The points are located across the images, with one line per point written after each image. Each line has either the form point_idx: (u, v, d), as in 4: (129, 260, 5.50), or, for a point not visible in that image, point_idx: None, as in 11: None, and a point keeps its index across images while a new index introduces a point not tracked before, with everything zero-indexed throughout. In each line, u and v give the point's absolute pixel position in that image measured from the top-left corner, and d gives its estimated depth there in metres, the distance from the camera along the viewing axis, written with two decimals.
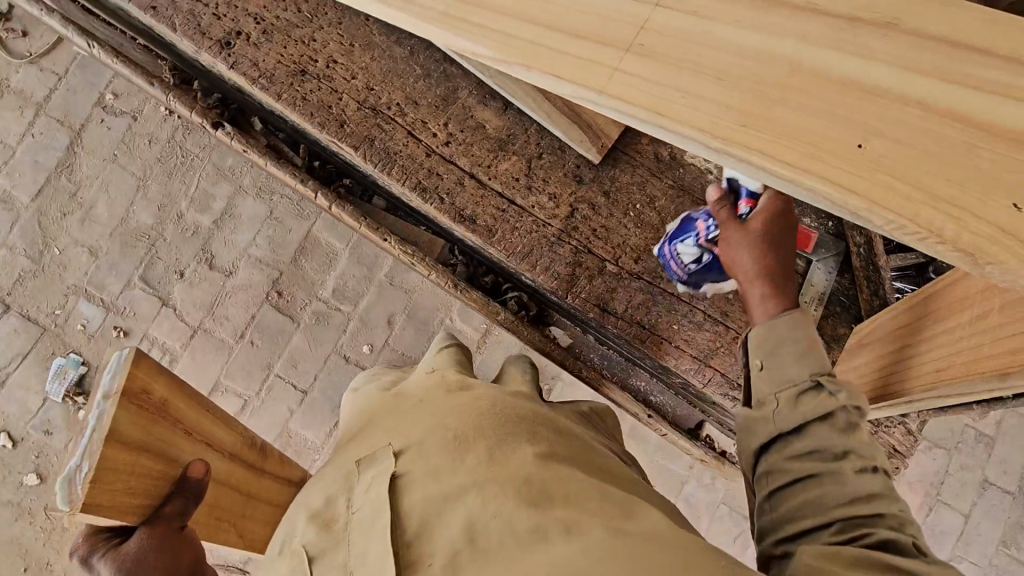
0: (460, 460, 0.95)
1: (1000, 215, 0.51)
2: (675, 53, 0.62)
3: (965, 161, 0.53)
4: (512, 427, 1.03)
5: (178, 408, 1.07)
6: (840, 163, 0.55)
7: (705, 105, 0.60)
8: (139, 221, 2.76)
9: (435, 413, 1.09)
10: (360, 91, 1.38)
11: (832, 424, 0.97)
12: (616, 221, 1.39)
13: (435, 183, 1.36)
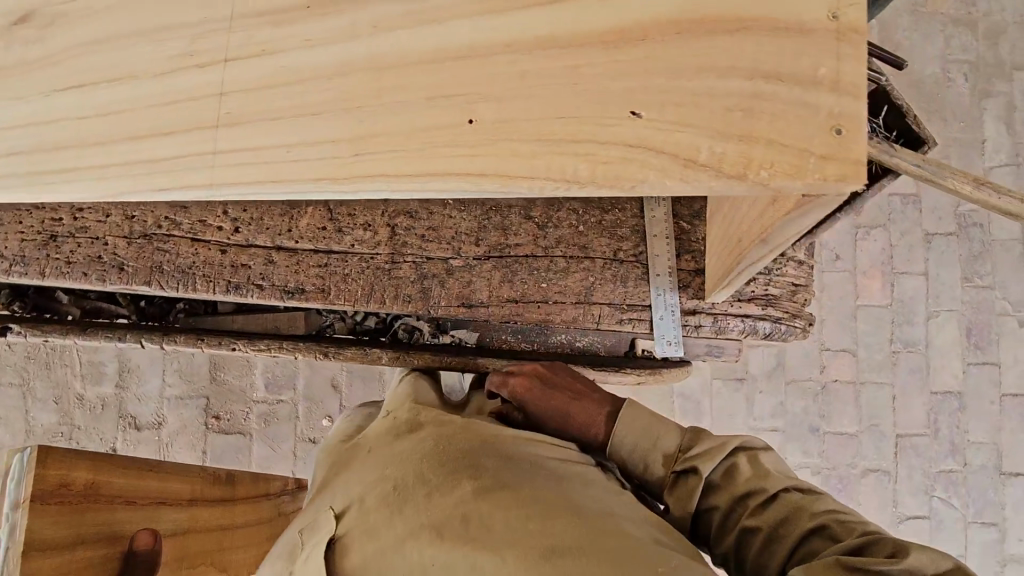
0: (400, 509, 0.89)
1: (629, 133, 0.69)
2: (379, 118, 0.77)
3: (592, 109, 0.69)
4: (455, 461, 0.94)
5: (110, 483, 1.08)
6: (517, 147, 0.72)
7: (412, 151, 0.76)
8: (44, 423, 2.60)
9: (374, 461, 0.98)
10: (120, 225, 1.25)
11: (722, 485, 1.04)
12: (439, 216, 1.31)
13: (245, 275, 1.26)
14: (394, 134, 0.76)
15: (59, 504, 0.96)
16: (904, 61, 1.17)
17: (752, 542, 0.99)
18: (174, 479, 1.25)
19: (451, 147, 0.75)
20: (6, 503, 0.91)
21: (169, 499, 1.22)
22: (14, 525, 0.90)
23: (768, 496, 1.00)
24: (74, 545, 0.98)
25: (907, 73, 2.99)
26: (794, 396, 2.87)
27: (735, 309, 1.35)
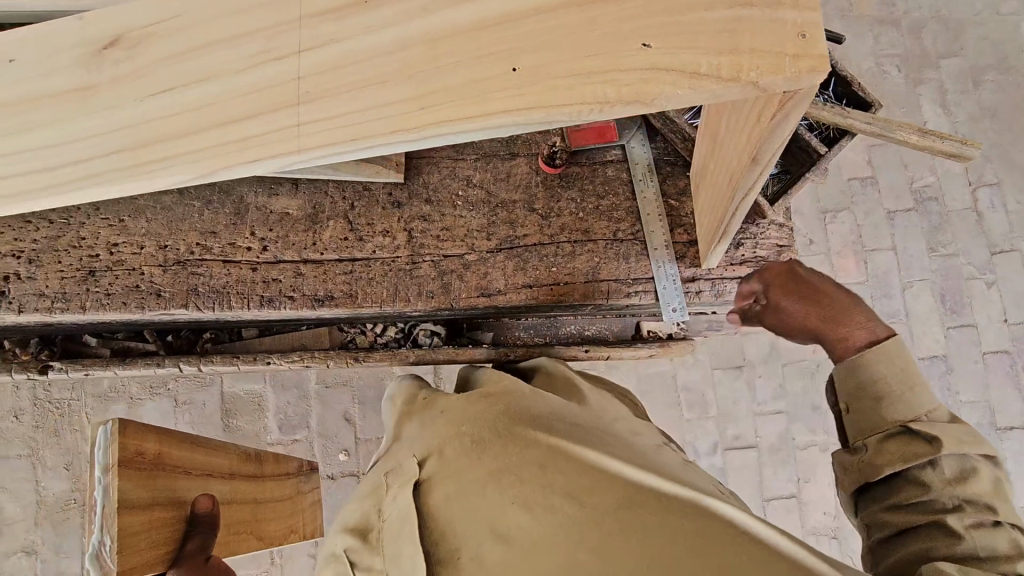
0: (481, 456, 0.95)
1: (642, 57, 0.77)
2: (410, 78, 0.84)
3: (611, 46, 0.78)
4: (528, 418, 1.01)
5: (171, 455, 1.05)
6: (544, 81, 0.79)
7: (447, 99, 0.82)
8: (56, 491, 2.55)
9: (451, 414, 1.06)
10: (156, 255, 1.34)
11: (955, 480, 0.99)
12: (451, 216, 1.43)
13: (276, 288, 1.35)
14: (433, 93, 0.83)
15: (138, 470, 0.94)
16: (841, 35, 1.34)
17: (935, 535, 0.96)
18: (215, 453, 1.24)
19: (499, 93, 0.81)
20: (99, 467, 0.89)
21: (218, 474, 1.22)
22: (107, 486, 0.90)
23: (986, 521, 0.96)
24: (149, 508, 0.97)
25: (846, 68, 3.27)
26: (793, 378, 2.96)
27: (729, 273, 1.47)
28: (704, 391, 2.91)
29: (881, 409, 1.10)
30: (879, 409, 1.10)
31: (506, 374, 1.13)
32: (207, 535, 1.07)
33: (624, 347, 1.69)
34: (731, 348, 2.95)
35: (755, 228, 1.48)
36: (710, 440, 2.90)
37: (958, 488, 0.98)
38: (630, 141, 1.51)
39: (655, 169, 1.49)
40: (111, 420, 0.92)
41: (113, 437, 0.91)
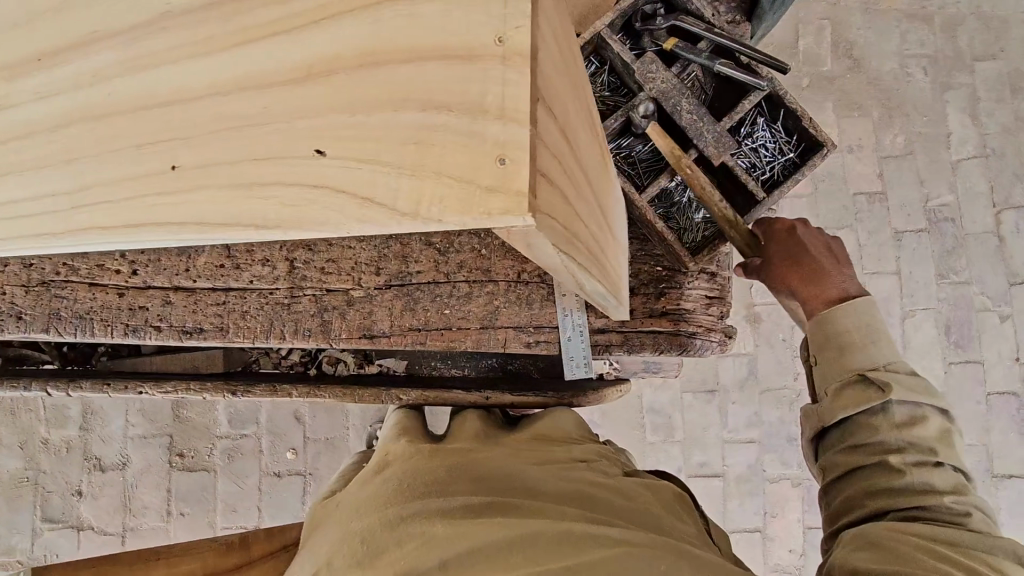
0: (368, 567, 0.82)
1: (228, 164, 0.48)
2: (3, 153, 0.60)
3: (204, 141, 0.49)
4: (426, 502, 0.87)
5: None
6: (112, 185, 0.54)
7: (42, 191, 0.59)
8: (11, 469, 2.60)
9: (346, 516, 0.92)
10: (17, 273, 1.25)
11: (888, 416, 1.03)
12: (339, 246, 1.28)
13: (142, 317, 1.26)
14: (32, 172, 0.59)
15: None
16: (786, 65, 1.21)
17: (873, 477, 1.02)
18: (185, 560, 1.25)
19: (70, 189, 0.57)
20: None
21: None
22: None
23: (927, 460, 1.00)
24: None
25: (866, 69, 2.93)
26: (770, 407, 2.76)
27: (645, 326, 1.31)
28: (670, 414, 2.77)
29: (841, 368, 1.09)
30: (840, 369, 1.08)
31: (397, 446, 1.03)
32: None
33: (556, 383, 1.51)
34: (704, 371, 2.78)
35: (681, 279, 1.32)
36: (673, 465, 2.77)
37: (905, 431, 1.01)
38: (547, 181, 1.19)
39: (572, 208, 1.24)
40: None
41: None
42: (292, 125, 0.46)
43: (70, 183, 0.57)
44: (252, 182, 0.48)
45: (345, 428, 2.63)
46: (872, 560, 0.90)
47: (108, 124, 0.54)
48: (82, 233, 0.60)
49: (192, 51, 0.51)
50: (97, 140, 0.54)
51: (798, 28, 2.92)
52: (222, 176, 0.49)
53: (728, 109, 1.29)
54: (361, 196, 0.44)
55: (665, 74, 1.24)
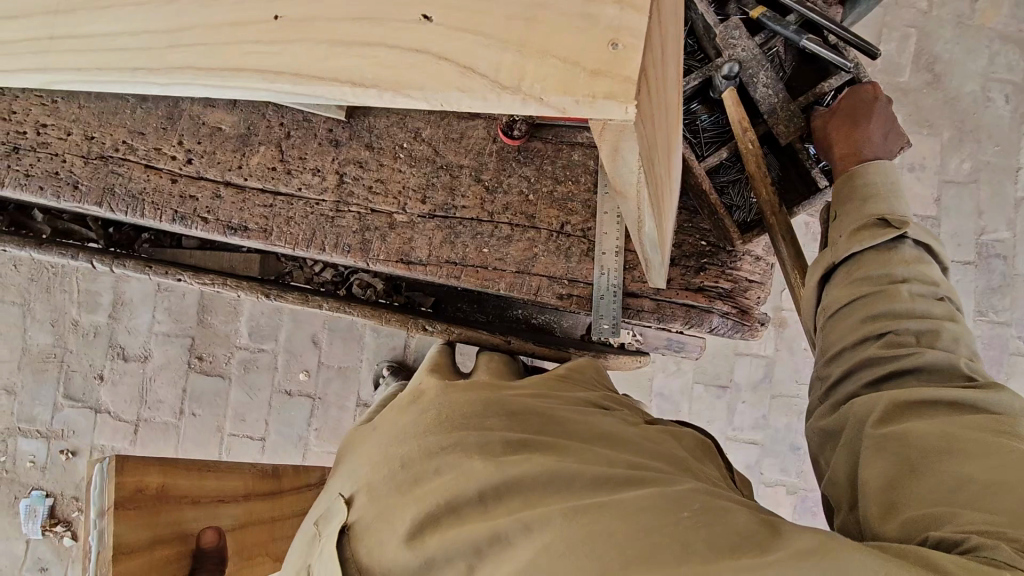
0: (409, 491, 0.87)
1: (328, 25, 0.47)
2: None
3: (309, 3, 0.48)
4: (458, 435, 0.90)
5: (176, 485, 1.21)
6: (204, 32, 0.55)
7: (138, 32, 0.60)
8: (40, 343, 2.73)
9: (384, 440, 0.97)
10: (81, 144, 1.30)
11: (900, 253, 1.01)
12: (389, 168, 1.31)
13: (191, 206, 1.29)
14: (132, 12, 0.60)
15: (136, 508, 1.12)
16: (876, 52, 1.19)
17: (874, 304, 0.98)
18: (233, 475, 1.32)
19: (162, 34, 0.58)
20: (94, 510, 1.09)
21: (231, 498, 1.30)
22: (101, 529, 1.08)
23: (930, 293, 0.97)
24: (152, 546, 1.13)
25: (945, 86, 2.80)
26: (777, 413, 2.74)
27: (680, 297, 1.29)
28: (676, 401, 2.77)
29: (861, 211, 1.06)
30: (860, 212, 1.06)
31: (435, 383, 1.06)
32: (213, 567, 1.22)
33: (580, 343, 1.51)
34: (718, 365, 2.76)
35: (725, 256, 1.30)
36: None
37: (914, 266, 0.99)
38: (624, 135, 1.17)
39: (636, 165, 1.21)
40: (108, 460, 1.12)
41: (106, 480, 1.10)
42: None
43: (165, 26, 0.58)
44: (347, 41, 0.46)
45: (359, 360, 2.68)
46: (884, 465, 0.83)
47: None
48: (163, 79, 0.61)
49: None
50: None
51: (882, 32, 2.79)
52: (318, 32, 0.48)
53: (805, 90, 1.26)
54: (460, 65, 0.43)
55: (748, 42, 1.21)
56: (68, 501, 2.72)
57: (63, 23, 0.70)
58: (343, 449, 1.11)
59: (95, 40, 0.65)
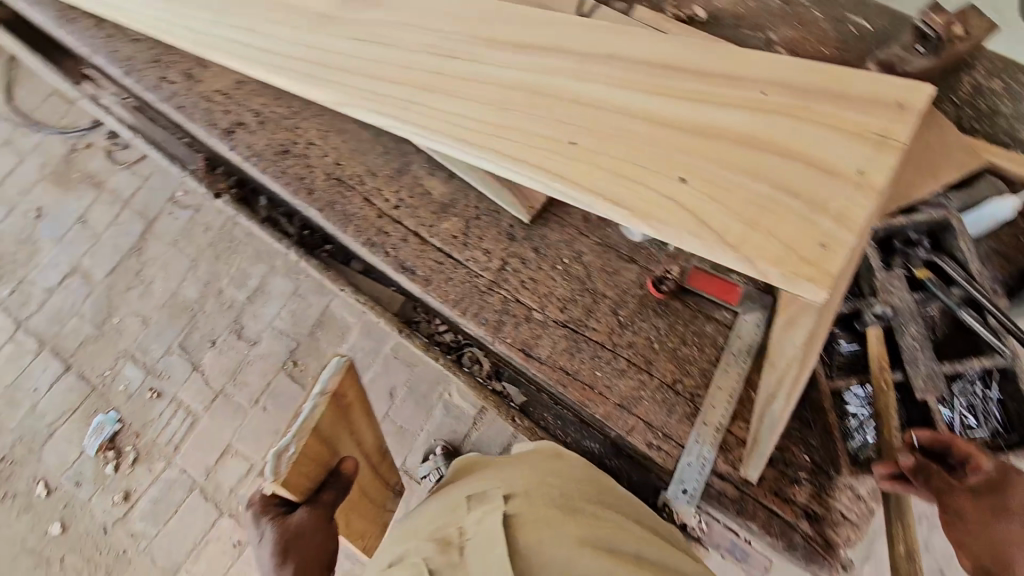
0: (565, 515, 1.08)
1: (649, 196, 0.98)
2: (489, 105, 1.12)
3: (640, 177, 1.00)
4: (603, 501, 1.15)
5: (356, 412, 1.26)
6: (563, 162, 1.04)
7: (508, 140, 1.09)
8: (187, 295, 3.16)
9: (531, 472, 1.19)
10: (329, 166, 1.66)
11: None
12: (544, 273, 1.49)
13: (383, 240, 1.56)
14: (510, 126, 1.10)
15: (335, 407, 1.17)
16: None
17: None
18: (374, 441, 1.39)
19: (528, 150, 1.07)
20: (319, 386, 1.14)
21: (368, 456, 1.36)
22: (315, 403, 1.13)
23: None
24: (321, 439, 1.14)
25: None
26: None
27: (767, 500, 1.27)
28: None
29: None
30: None
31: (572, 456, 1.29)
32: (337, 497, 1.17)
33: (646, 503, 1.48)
34: None
35: (827, 481, 1.27)
36: None
37: None
38: (746, 313, 1.38)
39: (752, 357, 1.35)
40: (346, 357, 1.18)
41: (342, 367, 1.16)
42: (698, 193, 0.95)
43: (535, 143, 1.07)
44: (658, 205, 0.97)
45: (421, 428, 2.77)
46: None
47: (600, 144, 1.03)
48: (517, 165, 1.08)
49: (668, 133, 1.00)
50: (566, 138, 1.05)
51: None
52: (647, 197, 0.98)
53: (949, 360, 1.31)
54: (729, 239, 0.92)
55: (906, 297, 1.28)
56: (131, 433, 2.95)
57: (440, 103, 1.17)
58: (452, 478, 1.37)
59: (471, 126, 1.13)
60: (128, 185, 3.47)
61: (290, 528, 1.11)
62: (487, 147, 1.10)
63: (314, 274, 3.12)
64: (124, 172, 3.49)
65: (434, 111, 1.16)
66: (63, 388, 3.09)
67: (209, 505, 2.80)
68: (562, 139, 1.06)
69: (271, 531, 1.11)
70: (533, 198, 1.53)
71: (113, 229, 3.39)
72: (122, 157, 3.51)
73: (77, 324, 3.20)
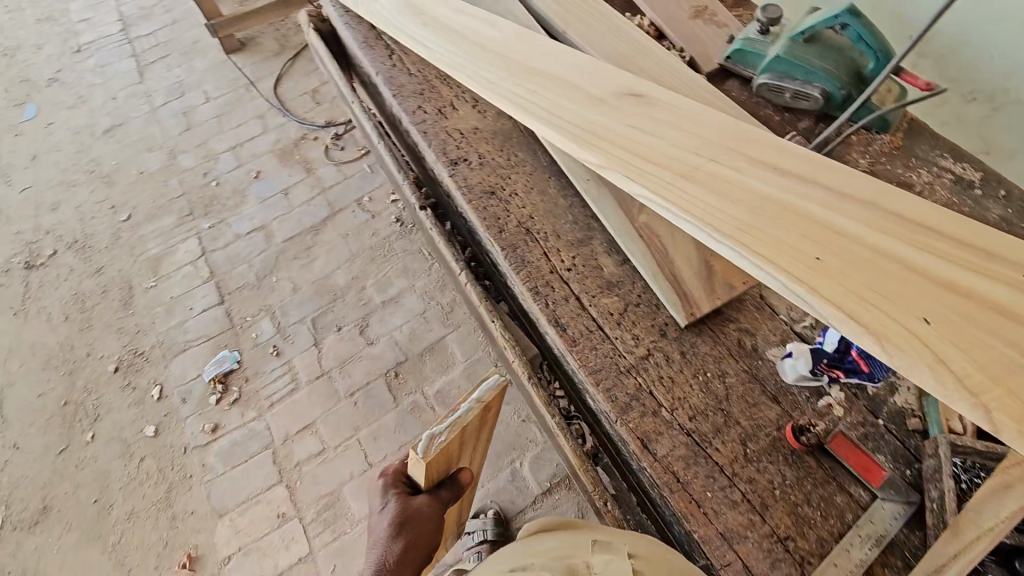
0: None
1: (868, 314, 1.02)
2: (719, 186, 1.23)
3: (863, 294, 1.05)
4: None
5: (484, 432, 1.55)
6: (783, 258, 1.11)
7: (734, 223, 1.18)
8: (336, 281, 3.56)
9: (661, 547, 1.10)
10: (524, 217, 1.87)
11: None
12: (683, 377, 1.52)
13: (546, 292, 1.69)
14: (738, 211, 1.19)
15: (477, 423, 1.44)
16: None
17: None
18: (480, 457, 1.71)
19: (751, 237, 1.15)
20: (474, 395, 1.37)
21: (473, 468, 1.68)
22: (467, 408, 1.36)
23: None
24: (457, 445, 1.43)
25: None
26: None
27: None
28: None
29: None
30: None
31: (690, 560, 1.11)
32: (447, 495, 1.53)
33: None
34: None
35: None
36: None
37: None
38: (885, 501, 1.31)
39: (881, 548, 1.27)
40: (499, 377, 1.40)
41: (495, 387, 1.39)
42: (924, 325, 0.99)
43: (759, 232, 1.15)
44: (879, 329, 1.01)
45: (482, 483, 2.81)
46: None
47: (846, 268, 1.08)
48: (738, 249, 1.16)
49: (886, 254, 1.07)
50: (793, 237, 1.13)
51: None
52: (868, 313, 1.03)
53: None
54: (956, 380, 0.94)
55: None
56: (242, 376, 3.27)
57: (674, 169, 1.28)
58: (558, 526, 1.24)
59: (703, 198, 1.23)
60: (330, 178, 4.08)
61: (410, 508, 1.47)
62: (711, 221, 1.19)
63: (444, 305, 3.40)
64: (331, 167, 4.12)
65: (669, 173, 1.29)
66: (210, 316, 3.52)
67: (274, 468, 2.97)
68: (787, 237, 1.13)
69: (395, 504, 1.47)
70: (697, 305, 1.59)
71: (305, 207, 3.95)
72: (336, 156, 4.18)
73: (244, 270, 3.69)
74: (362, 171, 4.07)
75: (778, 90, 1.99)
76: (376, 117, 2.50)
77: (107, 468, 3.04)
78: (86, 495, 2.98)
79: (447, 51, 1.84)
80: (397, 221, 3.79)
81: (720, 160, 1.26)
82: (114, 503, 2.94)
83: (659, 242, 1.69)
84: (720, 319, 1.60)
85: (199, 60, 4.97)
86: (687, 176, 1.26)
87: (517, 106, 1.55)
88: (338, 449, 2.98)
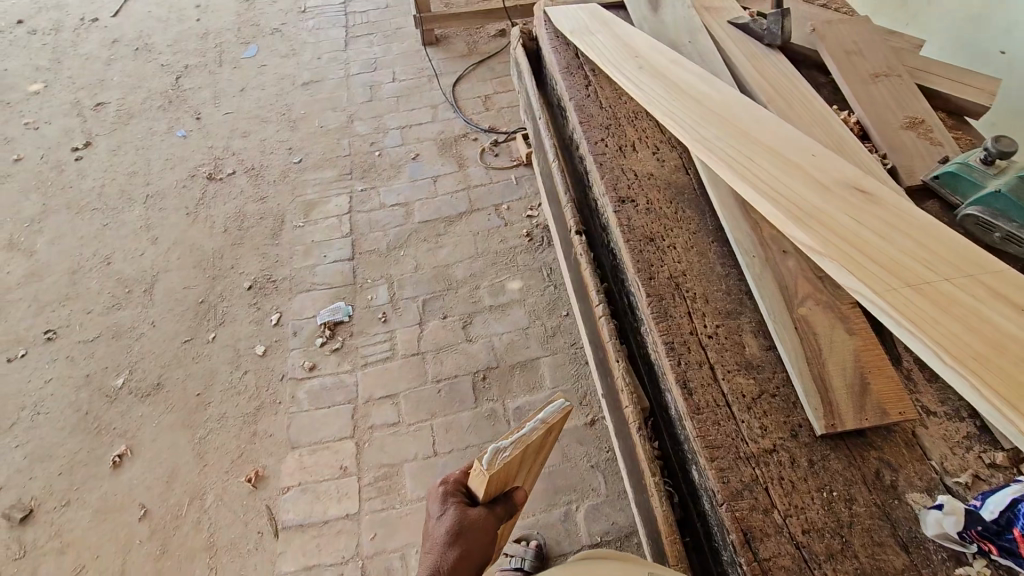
0: None
1: None
2: (941, 311, 1.45)
3: None
4: None
5: (542, 455, 1.54)
6: (997, 386, 1.32)
7: (955, 346, 1.40)
8: (455, 273, 3.72)
9: None
10: (676, 271, 1.82)
11: None
12: (805, 487, 1.42)
13: (681, 351, 1.65)
14: (958, 338, 1.41)
15: (538, 443, 1.43)
16: None
17: None
18: (534, 481, 1.70)
19: (971, 362, 1.37)
20: (539, 415, 1.39)
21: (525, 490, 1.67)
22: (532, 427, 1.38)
23: None
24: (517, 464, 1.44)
25: None
26: None
27: None
28: None
29: None
30: None
31: None
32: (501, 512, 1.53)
33: None
34: None
35: None
36: None
37: None
38: None
39: None
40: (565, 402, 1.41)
41: (561, 410, 1.39)
42: None
43: (975, 361, 1.37)
44: None
45: (533, 511, 2.78)
46: None
47: None
48: (955, 372, 1.38)
49: None
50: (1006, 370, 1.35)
51: None
52: None
53: None
54: None
55: None
56: (348, 330, 3.49)
57: (903, 286, 1.51)
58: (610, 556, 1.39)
59: (929, 320, 1.45)
60: (478, 178, 4.29)
61: (467, 519, 1.49)
62: (934, 341, 1.41)
63: (547, 328, 3.43)
64: (482, 169, 4.34)
65: (902, 287, 1.51)
66: (338, 268, 3.81)
67: (350, 423, 3.13)
68: (1000, 369, 1.35)
69: (452, 513, 1.49)
70: (842, 419, 1.48)
71: (448, 197, 4.18)
72: (489, 160, 4.40)
73: (379, 237, 3.96)
74: (508, 180, 4.25)
75: (988, 227, 1.83)
76: (554, 135, 2.57)
77: (215, 369, 3.36)
78: (192, 385, 3.31)
79: (672, 105, 2.12)
80: (527, 235, 3.89)
81: (942, 289, 1.50)
82: (212, 401, 3.25)
83: (815, 341, 1.61)
84: (861, 440, 1.48)
85: (397, 44, 5.46)
86: (912, 293, 1.50)
87: (757, 187, 1.79)
88: (411, 428, 3.09)
